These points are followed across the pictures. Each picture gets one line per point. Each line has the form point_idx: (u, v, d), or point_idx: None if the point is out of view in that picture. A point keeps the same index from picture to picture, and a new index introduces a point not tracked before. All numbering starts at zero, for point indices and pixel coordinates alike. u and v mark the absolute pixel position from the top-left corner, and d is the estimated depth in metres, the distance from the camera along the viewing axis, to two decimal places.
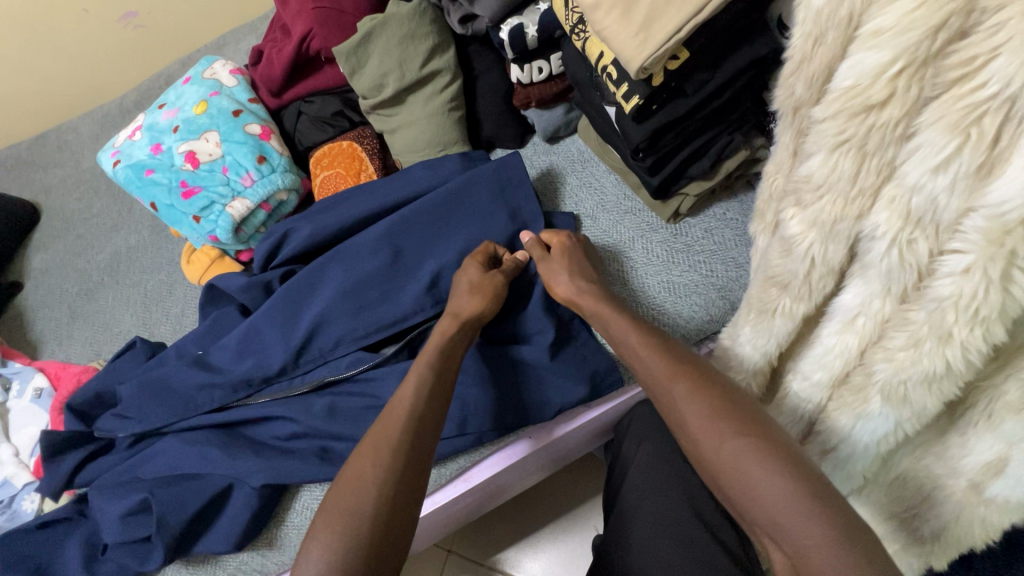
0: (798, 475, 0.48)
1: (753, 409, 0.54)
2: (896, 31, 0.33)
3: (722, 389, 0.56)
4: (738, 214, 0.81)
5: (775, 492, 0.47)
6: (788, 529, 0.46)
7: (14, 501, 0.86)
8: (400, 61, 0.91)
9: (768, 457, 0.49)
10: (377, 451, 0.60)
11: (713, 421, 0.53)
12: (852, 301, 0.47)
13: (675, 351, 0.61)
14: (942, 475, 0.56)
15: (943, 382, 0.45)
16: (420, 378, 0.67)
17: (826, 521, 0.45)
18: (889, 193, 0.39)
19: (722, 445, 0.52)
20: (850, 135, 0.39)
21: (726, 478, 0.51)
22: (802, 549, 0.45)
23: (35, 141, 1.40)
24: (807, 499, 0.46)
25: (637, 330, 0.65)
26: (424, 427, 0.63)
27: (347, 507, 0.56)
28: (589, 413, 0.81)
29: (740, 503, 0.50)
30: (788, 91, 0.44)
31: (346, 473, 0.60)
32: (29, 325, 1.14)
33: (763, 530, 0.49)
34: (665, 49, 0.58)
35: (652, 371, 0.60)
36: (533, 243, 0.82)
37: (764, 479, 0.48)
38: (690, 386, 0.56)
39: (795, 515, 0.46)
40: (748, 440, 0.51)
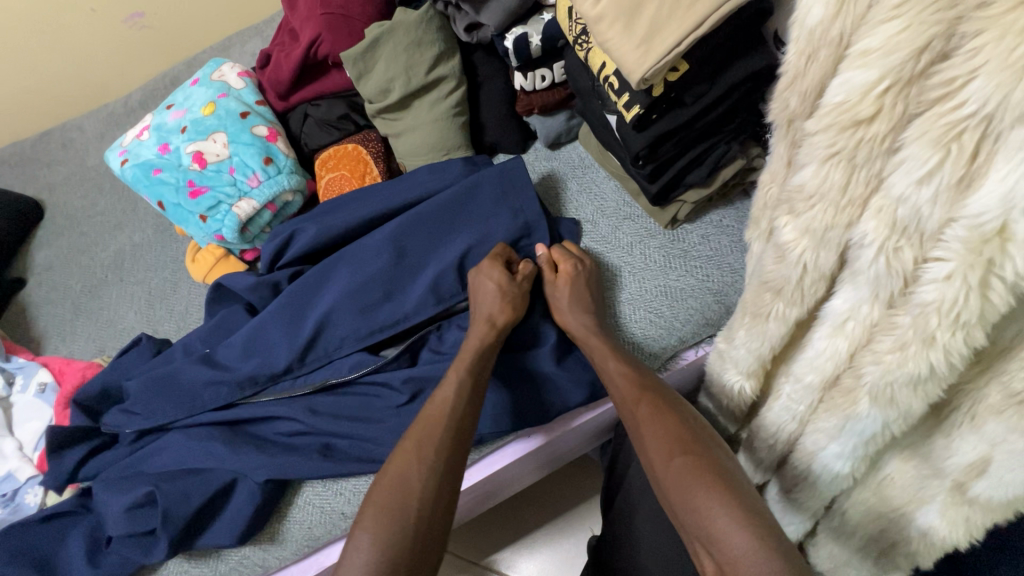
0: (736, 497, 0.52)
1: (704, 435, 0.60)
2: (883, 52, 0.35)
3: (682, 415, 0.62)
4: (734, 222, 0.83)
5: (714, 507, 0.52)
6: (722, 540, 0.50)
7: (17, 494, 0.87)
8: (406, 66, 0.92)
9: (711, 477, 0.54)
10: (420, 453, 0.63)
11: (667, 440, 0.59)
12: (842, 306, 0.49)
13: (647, 378, 0.67)
14: (928, 475, 0.58)
15: (928, 384, 0.46)
16: (456, 380, 0.70)
17: (753, 536, 0.49)
18: (876, 203, 0.42)
19: (670, 461, 0.57)
20: (840, 148, 0.41)
21: (673, 491, 0.56)
22: (729, 556, 0.49)
23: (40, 138, 1.41)
24: (740, 516, 0.51)
25: (613, 355, 0.71)
26: (465, 426, 0.67)
27: (393, 502, 0.60)
28: (580, 417, 0.82)
29: (684, 515, 0.54)
30: (783, 105, 0.46)
31: (385, 471, 0.63)
32: (33, 320, 1.15)
33: (699, 543, 0.53)
34: (666, 61, 0.60)
35: (621, 393, 0.66)
36: (546, 259, 0.85)
37: (706, 494, 0.53)
38: (651, 409, 0.63)
39: (727, 524, 0.51)
40: (695, 461, 0.56)
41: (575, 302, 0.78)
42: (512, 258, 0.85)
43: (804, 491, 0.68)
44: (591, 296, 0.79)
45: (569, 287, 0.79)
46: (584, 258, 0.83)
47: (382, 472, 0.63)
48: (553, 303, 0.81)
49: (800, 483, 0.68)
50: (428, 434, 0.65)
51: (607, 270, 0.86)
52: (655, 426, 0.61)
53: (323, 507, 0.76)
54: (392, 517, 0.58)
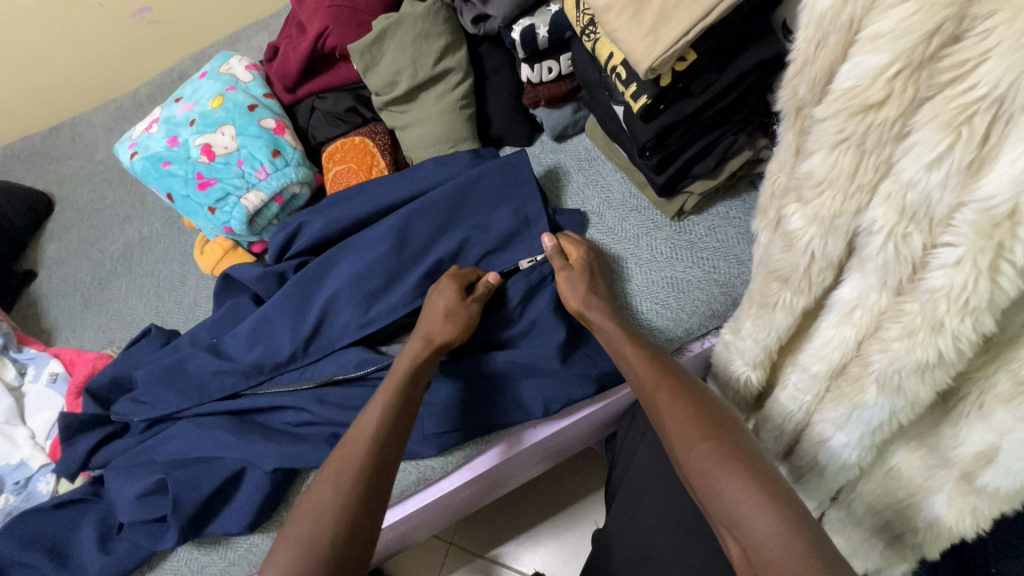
0: (760, 480, 0.52)
1: (726, 419, 0.59)
2: (893, 35, 0.35)
3: (703, 399, 0.62)
4: (741, 213, 0.83)
5: (739, 491, 0.52)
6: (746, 523, 0.51)
7: (30, 482, 0.88)
8: (413, 59, 0.93)
9: (734, 460, 0.54)
10: (342, 465, 0.63)
11: (689, 425, 0.59)
12: (850, 294, 0.49)
13: (665, 363, 0.67)
14: (936, 465, 0.58)
15: (935, 371, 0.46)
16: (382, 405, 0.68)
17: (778, 519, 0.49)
18: (886, 189, 0.42)
19: (692, 447, 0.57)
20: (849, 134, 0.41)
21: (696, 475, 0.56)
22: (755, 540, 0.49)
23: (50, 132, 1.43)
24: (764, 499, 0.51)
25: (631, 341, 0.70)
26: (385, 457, 0.64)
27: (306, 535, 0.57)
28: (584, 410, 0.83)
29: (708, 499, 0.55)
30: (792, 92, 0.46)
31: (305, 500, 0.61)
32: (44, 312, 1.17)
33: (722, 527, 0.53)
34: (674, 51, 0.60)
35: (640, 378, 0.66)
36: (553, 248, 0.83)
37: (729, 478, 0.53)
38: (671, 394, 0.62)
39: (752, 508, 0.51)
40: (718, 445, 0.56)
41: (590, 289, 0.78)
42: (478, 274, 0.84)
43: (811, 481, 0.68)
44: (601, 284, 0.79)
45: (582, 275, 0.79)
46: (595, 249, 0.84)
47: (302, 502, 0.61)
48: (562, 290, 0.79)
49: (806, 473, 0.68)
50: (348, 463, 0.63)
51: (613, 261, 0.86)
52: (676, 411, 0.61)
53: None
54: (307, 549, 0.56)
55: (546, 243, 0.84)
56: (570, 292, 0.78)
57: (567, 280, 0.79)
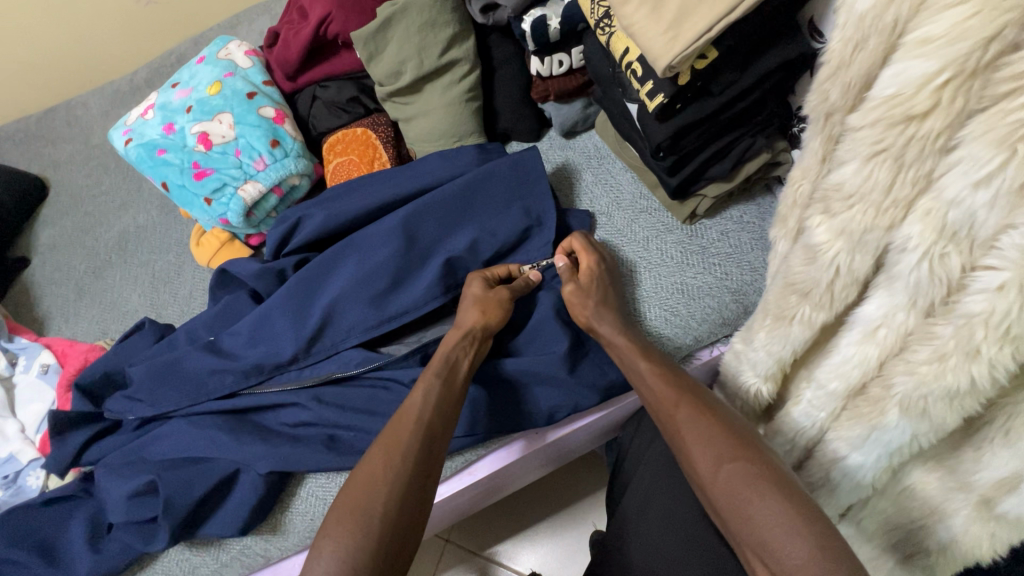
0: (792, 501, 0.51)
1: (749, 437, 0.57)
2: (945, 41, 0.33)
3: (725, 417, 0.59)
4: (755, 218, 0.80)
5: (771, 516, 0.50)
6: (780, 550, 0.49)
7: (19, 477, 0.86)
8: (419, 48, 0.89)
9: (764, 483, 0.52)
10: (390, 455, 0.61)
11: (713, 446, 0.57)
12: (875, 313, 0.46)
13: (682, 378, 0.64)
14: (954, 488, 0.56)
15: (965, 398, 0.44)
16: (426, 388, 0.68)
17: (814, 543, 0.48)
18: (924, 205, 0.39)
19: (717, 469, 0.55)
20: (888, 145, 0.38)
21: (723, 499, 0.54)
22: (792, 568, 0.48)
23: (45, 115, 1.39)
24: (798, 523, 0.49)
25: (646, 356, 0.68)
26: (435, 431, 0.65)
27: (361, 506, 0.58)
28: (586, 417, 0.81)
29: (735, 524, 0.53)
30: (822, 97, 0.43)
31: (356, 473, 0.62)
32: (36, 300, 1.14)
33: (752, 553, 0.52)
34: (695, 48, 0.56)
35: (657, 395, 0.64)
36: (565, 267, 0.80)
37: (760, 502, 0.51)
38: (692, 412, 0.60)
39: (785, 535, 0.49)
40: (745, 467, 0.54)
41: (599, 299, 0.75)
42: (512, 269, 0.83)
43: (821, 499, 0.66)
44: (606, 287, 0.76)
45: (593, 285, 0.76)
46: (606, 255, 0.81)
47: (353, 476, 0.61)
48: (570, 305, 0.76)
49: (816, 490, 0.66)
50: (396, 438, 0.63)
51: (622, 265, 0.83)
52: (698, 431, 0.58)
53: (326, 499, 0.75)
54: (360, 522, 0.57)
55: (559, 264, 0.81)
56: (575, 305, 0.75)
57: (579, 294, 0.75)
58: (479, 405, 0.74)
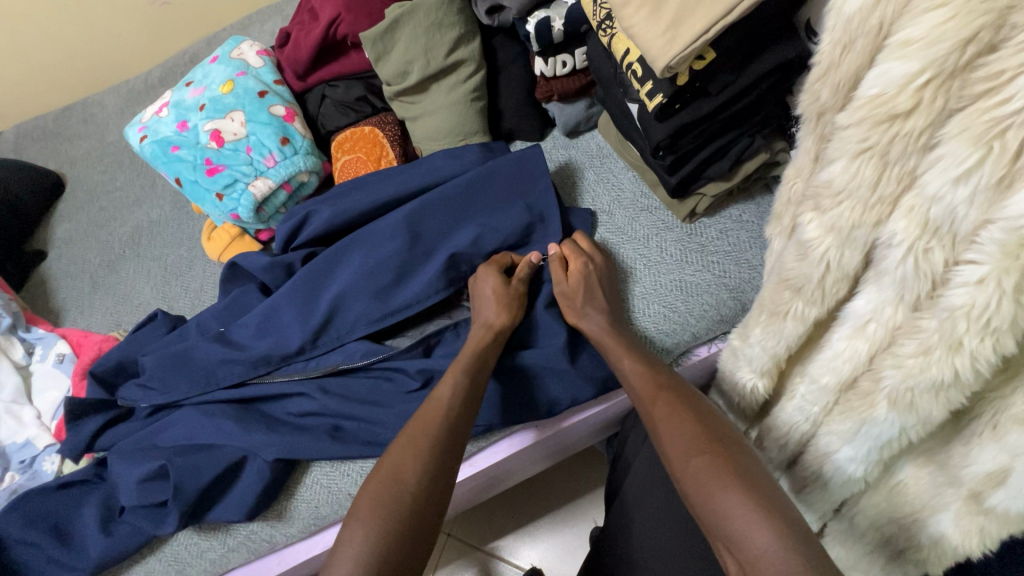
0: (757, 494, 0.52)
1: (726, 433, 0.59)
2: (925, 42, 0.34)
3: (704, 413, 0.61)
4: (754, 217, 0.82)
5: (735, 507, 0.51)
6: (743, 539, 0.50)
7: (35, 461, 0.89)
8: (426, 49, 0.91)
9: (732, 476, 0.53)
10: (416, 446, 0.63)
11: (688, 439, 0.58)
12: (864, 307, 0.48)
13: (665, 376, 0.67)
14: (945, 483, 0.57)
15: (951, 391, 0.45)
16: (454, 382, 0.70)
17: (775, 535, 0.48)
18: (909, 201, 0.40)
19: (689, 461, 0.57)
20: (873, 143, 0.39)
21: (691, 489, 0.55)
22: (751, 557, 0.49)
23: (63, 112, 1.43)
24: (761, 513, 0.50)
25: (630, 354, 0.70)
26: (461, 423, 0.66)
27: (388, 496, 0.59)
28: (587, 411, 0.82)
29: (702, 513, 0.54)
30: (812, 97, 0.45)
31: (383, 462, 0.63)
32: (52, 292, 1.17)
33: (717, 542, 0.53)
34: (693, 49, 0.58)
35: (638, 390, 0.66)
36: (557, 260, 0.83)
37: (725, 493, 0.52)
38: (669, 407, 0.62)
39: (748, 525, 0.50)
40: (716, 460, 0.55)
41: (586, 300, 0.77)
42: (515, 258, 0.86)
43: (814, 493, 0.67)
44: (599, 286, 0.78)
45: (581, 285, 0.78)
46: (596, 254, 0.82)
47: (380, 465, 0.63)
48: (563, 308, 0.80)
49: (810, 485, 0.67)
50: (422, 429, 0.65)
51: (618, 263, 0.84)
52: (676, 424, 0.60)
53: (330, 487, 0.77)
54: (386, 510, 0.58)
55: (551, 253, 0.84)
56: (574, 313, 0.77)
57: (568, 300, 0.78)
58: (480, 398, 0.76)
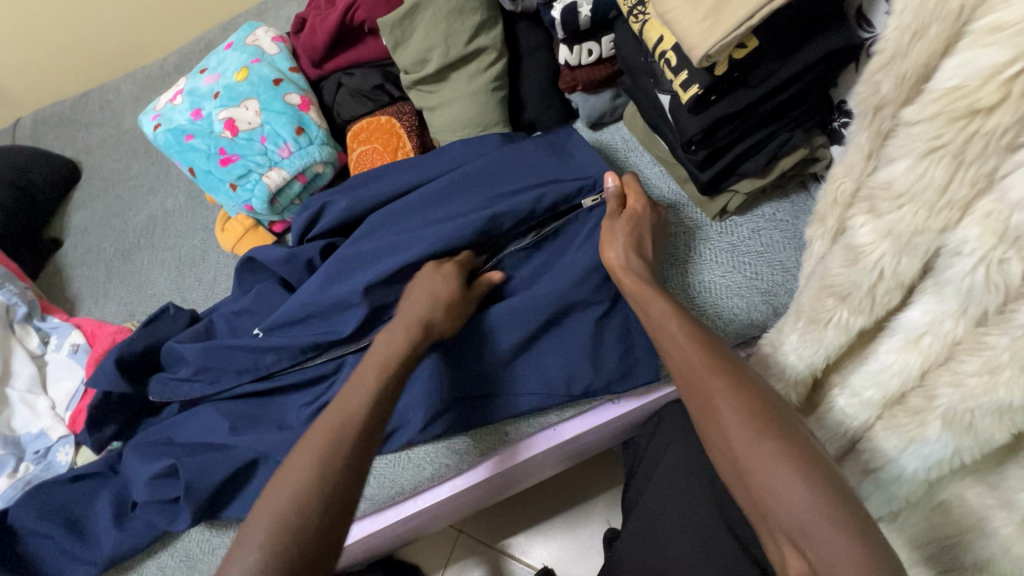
0: (832, 489, 0.46)
1: (785, 413, 0.53)
2: (1019, 28, 0.30)
3: (757, 387, 0.55)
4: (789, 216, 0.77)
5: (810, 501, 0.45)
6: (818, 539, 0.44)
7: (49, 452, 0.89)
8: (446, 36, 0.88)
9: (803, 463, 0.48)
10: (322, 450, 0.57)
11: (748, 415, 0.52)
12: (920, 319, 0.44)
13: (712, 343, 0.60)
14: (995, 506, 0.53)
15: (1017, 413, 0.41)
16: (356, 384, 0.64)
17: (858, 538, 0.43)
18: (983, 206, 0.36)
19: (752, 441, 0.50)
20: (946, 141, 0.35)
21: (754, 475, 0.49)
22: (828, 559, 0.43)
23: (79, 99, 1.42)
24: (829, 505, 0.45)
25: (677, 317, 0.64)
26: (376, 431, 0.61)
27: (289, 512, 0.52)
28: (619, 405, 0.80)
29: (756, 498, 0.49)
30: (873, 89, 0.41)
31: (285, 469, 0.56)
32: (68, 281, 1.17)
33: (783, 537, 0.47)
34: (735, 36, 0.54)
35: (689, 357, 0.59)
36: (613, 194, 0.79)
37: (795, 484, 0.46)
38: (718, 378, 0.56)
39: (825, 523, 0.44)
40: (783, 442, 0.49)
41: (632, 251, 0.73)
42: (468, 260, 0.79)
43: None
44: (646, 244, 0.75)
45: (628, 231, 0.74)
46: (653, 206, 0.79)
47: (280, 473, 0.56)
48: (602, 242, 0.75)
49: None
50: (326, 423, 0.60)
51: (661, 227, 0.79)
52: (725, 397, 0.54)
53: None
54: (290, 524, 0.51)
55: (608, 185, 0.80)
56: (609, 247, 0.74)
57: (608, 232, 0.76)
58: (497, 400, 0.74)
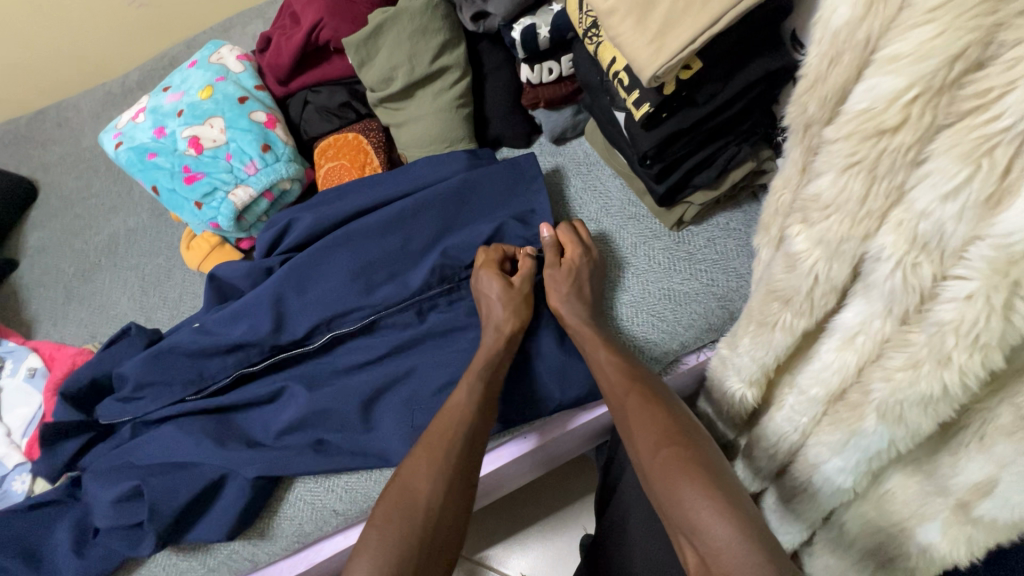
0: (721, 490, 0.52)
1: (691, 428, 0.59)
2: (913, 58, 0.34)
3: (669, 407, 0.61)
4: (741, 225, 0.82)
5: (700, 501, 0.51)
6: (706, 533, 0.50)
7: (5, 481, 0.86)
8: (410, 55, 0.90)
9: (696, 470, 0.54)
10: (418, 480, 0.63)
11: (655, 431, 0.58)
12: (853, 319, 0.48)
13: (636, 368, 0.66)
14: (932, 492, 0.57)
15: (939, 404, 0.45)
16: (469, 386, 0.70)
17: (737, 529, 0.49)
18: (897, 216, 0.40)
19: (656, 454, 0.57)
20: (862, 157, 0.39)
21: (659, 484, 0.55)
22: (715, 551, 0.49)
23: (36, 117, 1.39)
24: (726, 509, 0.50)
25: (605, 345, 0.70)
26: (478, 434, 0.68)
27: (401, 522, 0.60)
28: (591, 412, 0.81)
29: (667, 506, 0.54)
30: (801, 109, 0.44)
31: (401, 483, 0.63)
32: (24, 304, 1.14)
33: (684, 536, 0.52)
34: (679, 59, 0.57)
35: (611, 381, 0.66)
36: (550, 241, 0.84)
37: (689, 487, 0.52)
38: (640, 402, 0.62)
39: (713, 518, 0.50)
40: (680, 452, 0.55)
41: (571, 287, 0.78)
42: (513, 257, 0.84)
43: (802, 502, 0.66)
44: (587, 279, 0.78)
45: (566, 274, 0.78)
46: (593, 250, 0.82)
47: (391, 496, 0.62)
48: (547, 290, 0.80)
49: (799, 494, 0.66)
50: (443, 448, 0.65)
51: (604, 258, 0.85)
52: (641, 418, 0.60)
53: (315, 503, 0.76)
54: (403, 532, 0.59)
55: (546, 237, 0.85)
56: (554, 295, 0.78)
57: (552, 282, 0.79)
58: None
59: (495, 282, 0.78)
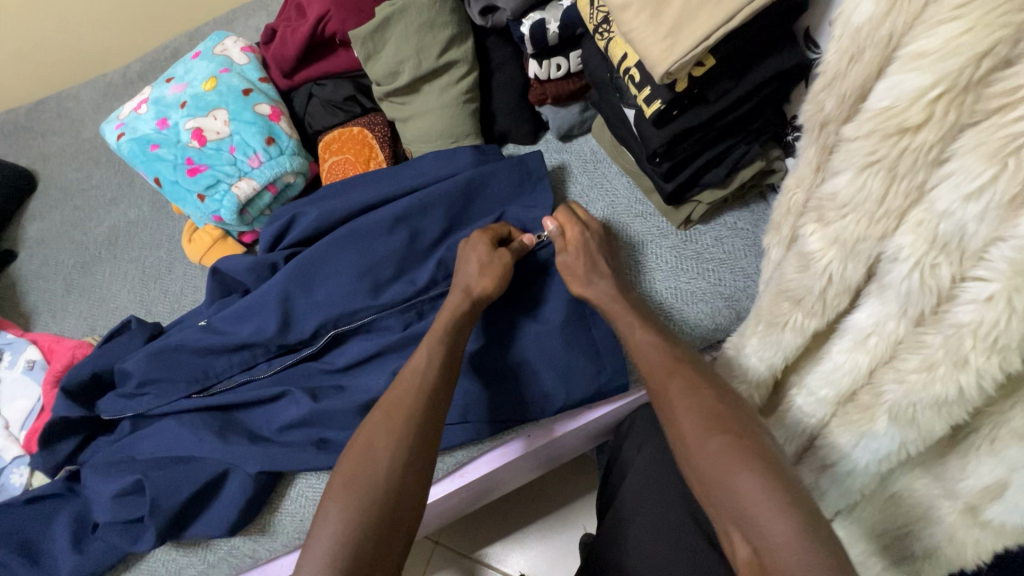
0: (776, 478, 0.51)
1: (741, 413, 0.58)
2: (939, 55, 0.33)
3: (716, 391, 0.60)
4: (749, 225, 0.81)
5: (755, 489, 0.50)
6: (760, 522, 0.49)
7: (3, 474, 0.86)
8: (417, 49, 0.89)
9: (751, 457, 0.53)
10: (382, 436, 0.62)
11: (705, 414, 0.57)
12: (866, 321, 0.47)
13: (680, 352, 0.66)
14: (940, 495, 0.56)
15: (953, 407, 0.44)
16: (429, 351, 0.70)
17: (795, 520, 0.48)
18: (916, 216, 0.39)
19: (706, 437, 0.55)
20: (881, 156, 0.39)
21: (706, 468, 0.54)
22: (770, 540, 0.48)
23: (36, 106, 1.37)
24: (783, 499, 0.49)
25: (646, 329, 0.69)
26: (436, 392, 0.66)
27: (362, 473, 0.60)
28: (594, 411, 0.82)
29: (715, 490, 0.53)
30: (818, 107, 0.44)
31: (360, 438, 0.63)
32: (23, 295, 1.13)
33: (730, 521, 0.51)
34: (692, 56, 0.57)
35: (653, 364, 0.65)
36: (556, 232, 0.82)
37: (744, 474, 0.52)
38: (684, 386, 0.61)
39: (769, 506, 0.49)
40: (734, 438, 0.54)
41: (594, 267, 0.77)
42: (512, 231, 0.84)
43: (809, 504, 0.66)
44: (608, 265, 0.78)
45: (580, 254, 0.77)
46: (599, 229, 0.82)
47: (350, 453, 0.62)
48: (565, 271, 0.78)
49: None
50: (400, 407, 0.65)
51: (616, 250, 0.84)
52: (688, 401, 0.59)
53: (316, 500, 0.75)
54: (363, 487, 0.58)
55: (550, 227, 0.82)
56: (573, 278, 0.77)
57: (565, 265, 0.78)
58: (471, 406, 0.75)
59: (479, 247, 0.78)
